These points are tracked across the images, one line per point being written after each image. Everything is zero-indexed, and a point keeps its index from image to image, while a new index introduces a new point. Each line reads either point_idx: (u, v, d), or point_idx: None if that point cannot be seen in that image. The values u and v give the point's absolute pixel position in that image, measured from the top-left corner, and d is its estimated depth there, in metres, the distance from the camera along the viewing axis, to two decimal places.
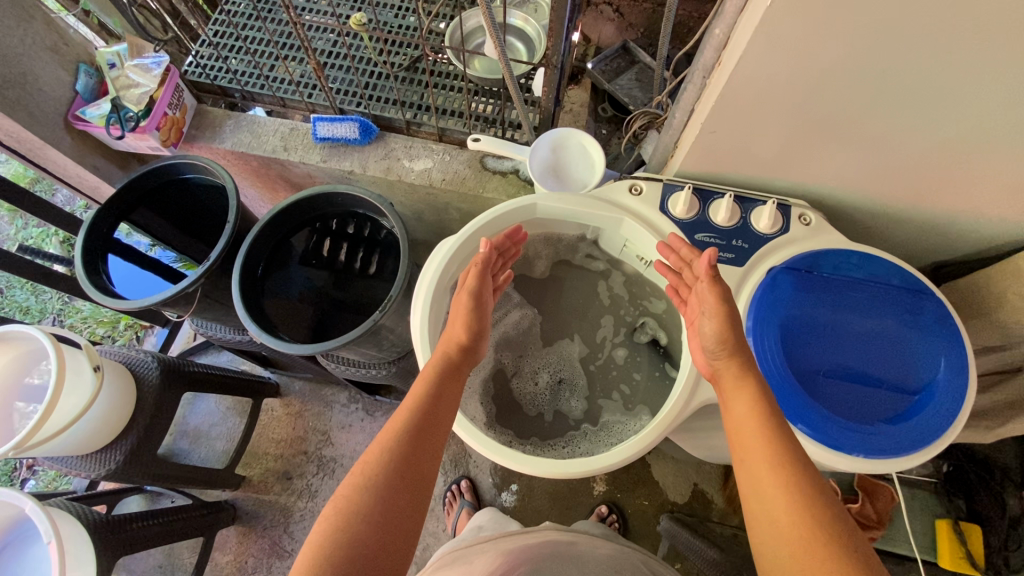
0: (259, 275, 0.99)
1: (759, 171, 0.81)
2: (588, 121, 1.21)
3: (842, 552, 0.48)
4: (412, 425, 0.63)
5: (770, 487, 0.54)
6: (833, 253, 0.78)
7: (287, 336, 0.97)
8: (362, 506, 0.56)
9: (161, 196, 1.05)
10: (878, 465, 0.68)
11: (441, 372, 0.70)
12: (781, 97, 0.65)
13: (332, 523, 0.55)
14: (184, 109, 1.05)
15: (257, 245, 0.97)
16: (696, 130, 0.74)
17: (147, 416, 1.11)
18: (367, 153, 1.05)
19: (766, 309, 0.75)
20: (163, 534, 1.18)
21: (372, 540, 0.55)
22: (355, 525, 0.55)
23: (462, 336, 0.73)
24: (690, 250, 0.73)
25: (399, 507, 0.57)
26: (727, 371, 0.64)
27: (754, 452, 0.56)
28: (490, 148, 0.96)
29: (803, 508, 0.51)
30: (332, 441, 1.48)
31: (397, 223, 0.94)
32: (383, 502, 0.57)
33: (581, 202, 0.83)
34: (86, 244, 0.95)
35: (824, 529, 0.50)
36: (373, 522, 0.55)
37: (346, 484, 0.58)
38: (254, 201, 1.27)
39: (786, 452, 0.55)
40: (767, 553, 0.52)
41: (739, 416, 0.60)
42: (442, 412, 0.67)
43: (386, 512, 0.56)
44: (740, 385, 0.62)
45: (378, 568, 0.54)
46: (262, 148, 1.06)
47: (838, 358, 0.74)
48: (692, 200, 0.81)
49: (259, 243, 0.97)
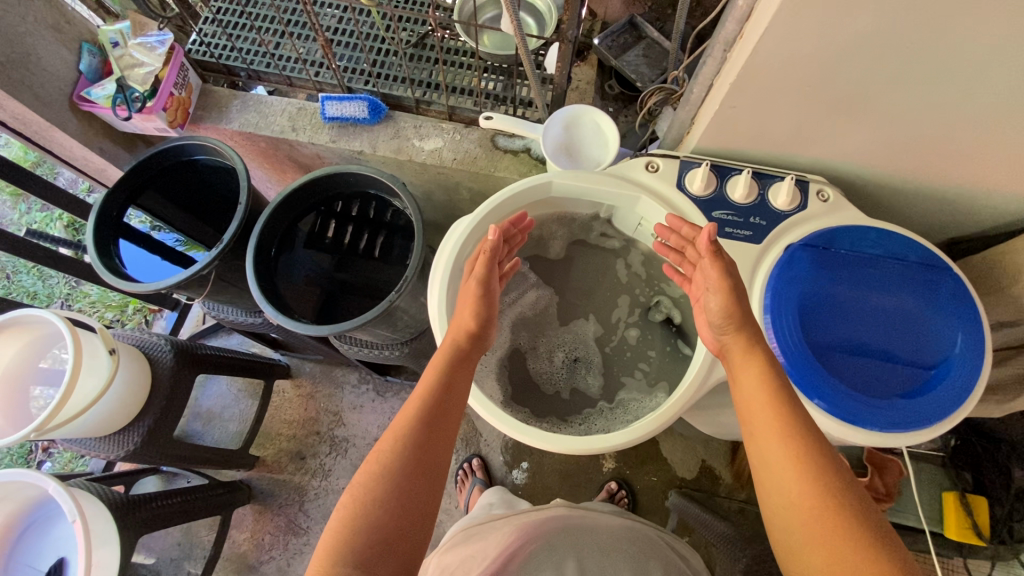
0: (272, 256, 0.99)
1: (780, 147, 0.79)
2: (596, 99, 1.20)
3: (853, 523, 0.49)
4: (423, 413, 0.63)
5: (780, 461, 0.54)
6: (850, 230, 0.77)
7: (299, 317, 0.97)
8: (378, 497, 0.56)
9: (170, 179, 1.04)
10: (887, 439, 0.69)
11: (451, 358, 0.71)
12: (802, 74, 0.64)
13: (350, 512, 0.56)
14: (190, 89, 1.04)
15: (270, 228, 0.96)
16: (717, 105, 0.73)
17: (162, 400, 1.12)
18: (376, 132, 1.04)
19: (784, 286, 0.75)
20: (180, 513, 1.21)
21: (390, 526, 0.55)
22: (373, 512, 0.56)
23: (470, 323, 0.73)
24: (692, 229, 0.73)
25: (415, 494, 0.58)
26: (735, 346, 0.64)
27: (765, 426, 0.57)
28: (504, 126, 0.94)
29: (815, 479, 0.52)
30: (344, 422, 1.50)
31: (411, 204, 0.93)
32: (399, 490, 0.57)
33: (597, 180, 0.82)
34: (97, 228, 0.95)
35: (834, 499, 0.51)
36: (390, 509, 0.56)
37: (360, 473, 0.59)
38: (262, 182, 1.26)
39: (797, 427, 0.55)
40: (779, 526, 0.53)
41: (748, 390, 0.60)
42: (453, 398, 0.67)
43: (402, 500, 0.57)
44: (749, 361, 0.62)
45: (397, 554, 0.55)
46: (270, 128, 1.04)
47: (854, 334, 0.74)
48: (709, 176, 0.79)
49: (271, 225, 0.97)
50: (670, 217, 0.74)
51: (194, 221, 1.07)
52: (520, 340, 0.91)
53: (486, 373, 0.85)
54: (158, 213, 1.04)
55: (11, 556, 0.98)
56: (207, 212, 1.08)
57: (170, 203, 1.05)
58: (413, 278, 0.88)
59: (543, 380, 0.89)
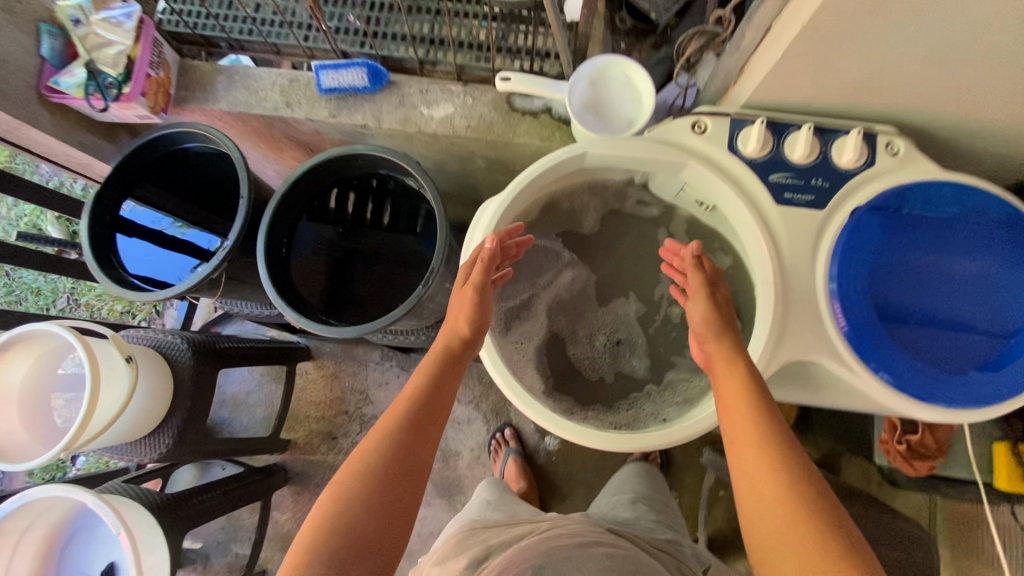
0: (285, 254, 0.92)
1: (847, 98, 0.69)
2: (604, 36, 1.04)
3: (823, 528, 0.49)
4: (410, 418, 0.64)
5: (755, 461, 0.55)
6: (925, 186, 0.69)
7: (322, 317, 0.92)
8: (358, 496, 0.57)
9: (163, 167, 0.95)
10: (962, 415, 0.65)
11: (438, 363, 0.71)
12: (883, 20, 0.54)
13: (331, 509, 0.56)
14: (167, 67, 0.93)
15: (277, 224, 0.89)
16: (779, 54, 0.63)
17: (187, 400, 1.09)
18: (379, 102, 0.93)
19: (850, 255, 0.68)
20: (219, 505, 1.21)
21: (371, 527, 0.56)
22: (354, 511, 0.56)
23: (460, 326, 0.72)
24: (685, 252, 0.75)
25: (396, 497, 0.59)
26: (716, 354, 0.65)
27: (740, 427, 0.58)
28: (523, 88, 0.84)
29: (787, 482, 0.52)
30: (371, 400, 1.48)
31: (428, 184, 0.85)
32: (381, 492, 0.58)
33: (638, 147, 0.73)
34: (92, 229, 0.88)
35: (805, 497, 0.51)
36: (372, 509, 0.57)
37: (341, 473, 0.60)
38: (258, 162, 1.16)
39: (771, 432, 0.56)
40: (754, 525, 0.53)
41: (725, 393, 0.62)
42: (440, 405, 0.68)
43: (384, 502, 0.58)
44: (730, 367, 0.63)
45: (376, 554, 0.55)
46: (262, 105, 0.94)
47: (926, 303, 0.68)
48: (765, 135, 0.70)
49: (278, 221, 0.89)
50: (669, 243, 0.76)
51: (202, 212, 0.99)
52: (555, 324, 0.86)
53: (524, 365, 0.81)
54: (157, 206, 0.96)
55: (62, 565, 0.98)
56: (212, 202, 1.00)
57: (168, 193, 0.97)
58: (439, 269, 0.82)
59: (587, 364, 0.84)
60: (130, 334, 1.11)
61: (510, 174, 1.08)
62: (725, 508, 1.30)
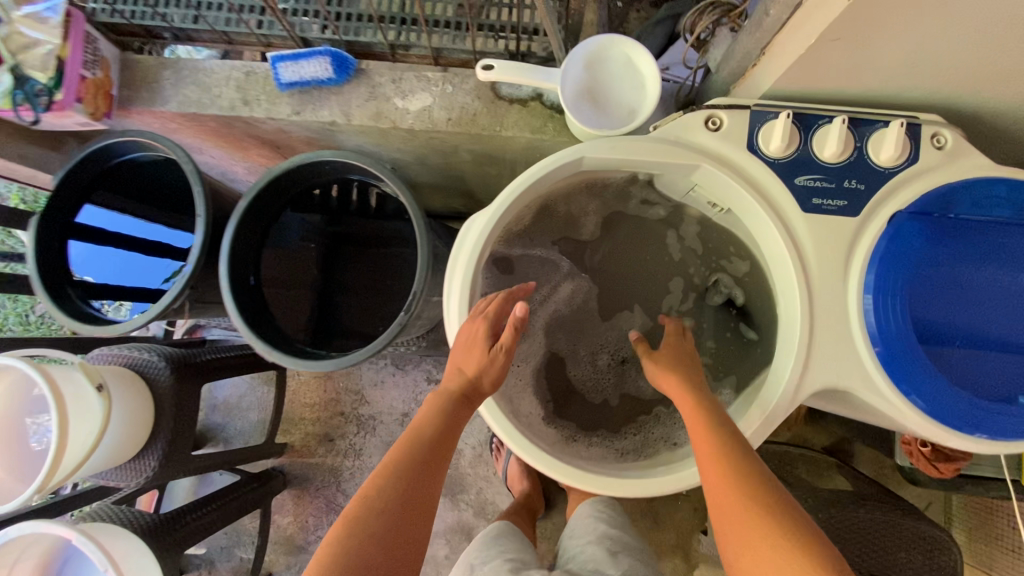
0: (253, 283, 0.83)
1: (889, 84, 0.59)
2: None
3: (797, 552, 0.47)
4: (420, 453, 0.58)
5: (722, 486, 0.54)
6: (973, 186, 0.60)
7: (300, 345, 0.84)
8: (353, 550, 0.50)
9: (117, 175, 0.86)
10: (1007, 446, 0.58)
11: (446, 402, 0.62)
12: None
13: (340, 546, 0.50)
14: (106, 65, 0.82)
15: (243, 249, 0.80)
16: (812, 38, 0.52)
17: (170, 420, 1.04)
18: (347, 95, 0.83)
19: (887, 269, 0.60)
20: (217, 519, 1.17)
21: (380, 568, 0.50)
22: (366, 550, 0.51)
23: (461, 364, 0.64)
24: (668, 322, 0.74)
25: (407, 536, 0.53)
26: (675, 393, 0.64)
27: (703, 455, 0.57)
28: (509, 77, 0.73)
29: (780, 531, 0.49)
30: (367, 400, 1.43)
31: (404, 193, 0.75)
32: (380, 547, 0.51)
33: (643, 149, 0.63)
34: (41, 264, 0.79)
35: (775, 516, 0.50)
36: (383, 548, 0.51)
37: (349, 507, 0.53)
38: (223, 161, 1.05)
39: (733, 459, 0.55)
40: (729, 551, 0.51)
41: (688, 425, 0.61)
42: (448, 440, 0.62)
43: (395, 540, 0.52)
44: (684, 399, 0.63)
45: None
46: (216, 104, 0.84)
47: (972, 322, 0.60)
48: (791, 131, 0.60)
49: (243, 246, 0.80)
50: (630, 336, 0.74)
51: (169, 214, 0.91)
52: (554, 342, 0.79)
53: (519, 392, 0.73)
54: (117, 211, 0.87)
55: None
56: (180, 201, 0.91)
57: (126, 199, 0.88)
58: (423, 290, 0.74)
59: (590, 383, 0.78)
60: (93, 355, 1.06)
61: (500, 167, 0.97)
62: None
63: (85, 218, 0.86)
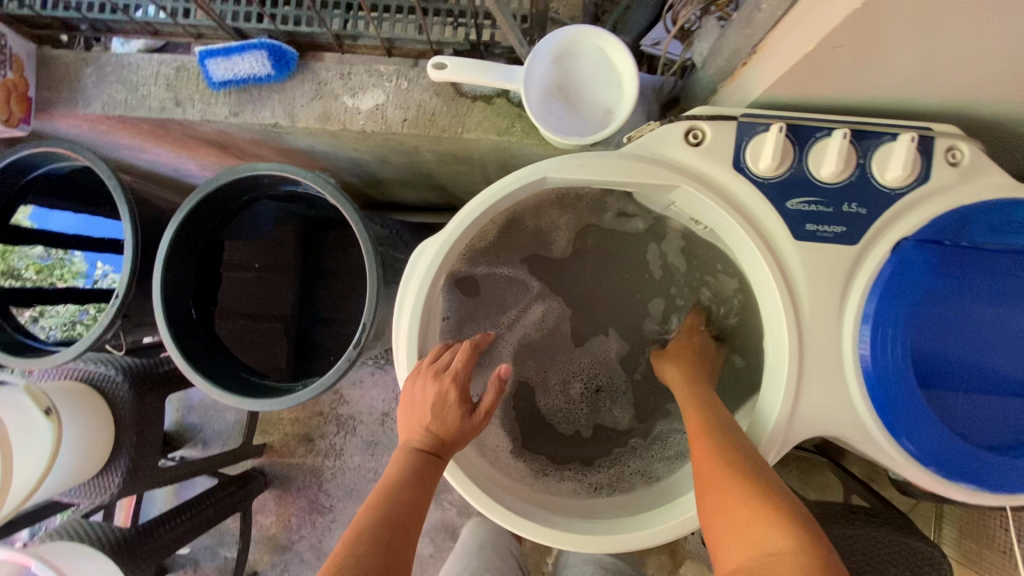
0: (196, 316, 0.77)
1: (900, 90, 0.51)
2: None
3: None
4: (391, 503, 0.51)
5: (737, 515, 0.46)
6: (988, 209, 0.52)
7: (247, 377, 0.78)
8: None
9: (55, 178, 0.79)
10: (1006, 499, 0.53)
11: (419, 458, 0.55)
12: None
13: None
14: (18, 62, 0.73)
15: (179, 280, 0.74)
16: (810, 43, 0.44)
17: (133, 436, 0.98)
18: (291, 93, 0.74)
19: (889, 304, 0.52)
20: (195, 527, 1.14)
21: None
22: None
23: (428, 420, 0.56)
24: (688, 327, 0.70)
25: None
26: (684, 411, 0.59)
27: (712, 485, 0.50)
28: (465, 77, 0.64)
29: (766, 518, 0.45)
30: (346, 400, 1.39)
31: (349, 210, 0.68)
32: None
33: (611, 166, 0.55)
34: None
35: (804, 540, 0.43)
36: None
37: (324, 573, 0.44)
38: (170, 162, 0.96)
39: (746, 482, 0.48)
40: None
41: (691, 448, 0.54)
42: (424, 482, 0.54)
43: None
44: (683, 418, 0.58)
45: None
46: (144, 106, 0.75)
47: (979, 363, 0.53)
48: (783, 146, 0.52)
49: (179, 277, 0.74)
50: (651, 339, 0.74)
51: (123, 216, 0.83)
52: (523, 368, 0.74)
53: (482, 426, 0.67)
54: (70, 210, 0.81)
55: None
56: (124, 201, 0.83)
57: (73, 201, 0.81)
58: (374, 322, 0.68)
59: (563, 412, 0.73)
60: (46, 373, 1.01)
61: (469, 166, 0.89)
62: None
63: (46, 224, 0.80)
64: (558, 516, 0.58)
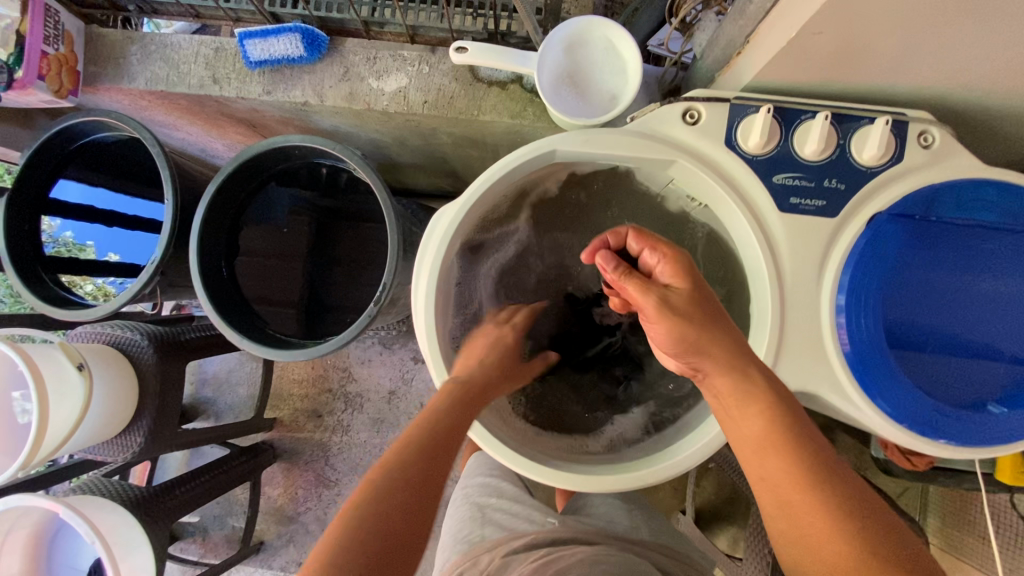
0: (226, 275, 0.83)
1: (876, 78, 0.56)
2: None
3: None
4: (428, 444, 0.54)
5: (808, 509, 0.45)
6: (957, 187, 0.57)
7: (275, 335, 0.84)
8: (357, 518, 0.46)
9: (89, 151, 0.84)
10: (975, 454, 0.57)
11: (456, 405, 0.60)
12: None
13: (348, 525, 0.46)
14: (69, 39, 0.79)
15: (214, 242, 0.80)
16: (793, 30, 0.49)
17: (155, 398, 1.03)
18: (320, 74, 0.80)
19: (864, 271, 0.58)
20: (207, 492, 1.18)
21: (382, 538, 0.46)
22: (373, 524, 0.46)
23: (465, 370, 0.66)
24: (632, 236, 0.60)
25: (416, 514, 0.48)
26: (717, 369, 0.52)
27: (773, 465, 0.47)
28: (483, 61, 0.70)
29: (823, 520, 0.45)
30: (355, 377, 1.45)
31: (374, 178, 0.73)
32: (383, 523, 0.47)
33: (614, 141, 0.61)
34: (14, 255, 0.78)
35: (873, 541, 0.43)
36: (381, 526, 0.46)
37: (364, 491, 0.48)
38: (200, 138, 1.02)
39: (818, 470, 0.46)
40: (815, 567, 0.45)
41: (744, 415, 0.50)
42: (454, 432, 0.57)
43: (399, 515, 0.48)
44: (738, 388, 0.50)
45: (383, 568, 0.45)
46: (184, 82, 0.81)
47: (946, 327, 0.58)
48: (771, 126, 0.58)
49: (213, 240, 0.80)
50: (584, 259, 0.65)
51: (141, 194, 0.90)
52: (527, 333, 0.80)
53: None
54: (99, 185, 0.87)
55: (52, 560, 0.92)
56: (152, 176, 0.89)
57: (101, 175, 0.87)
58: (392, 281, 0.73)
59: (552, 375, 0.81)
60: (73, 335, 1.06)
61: (482, 149, 0.94)
62: (714, 478, 1.22)
63: (66, 197, 0.85)
64: (556, 461, 0.64)
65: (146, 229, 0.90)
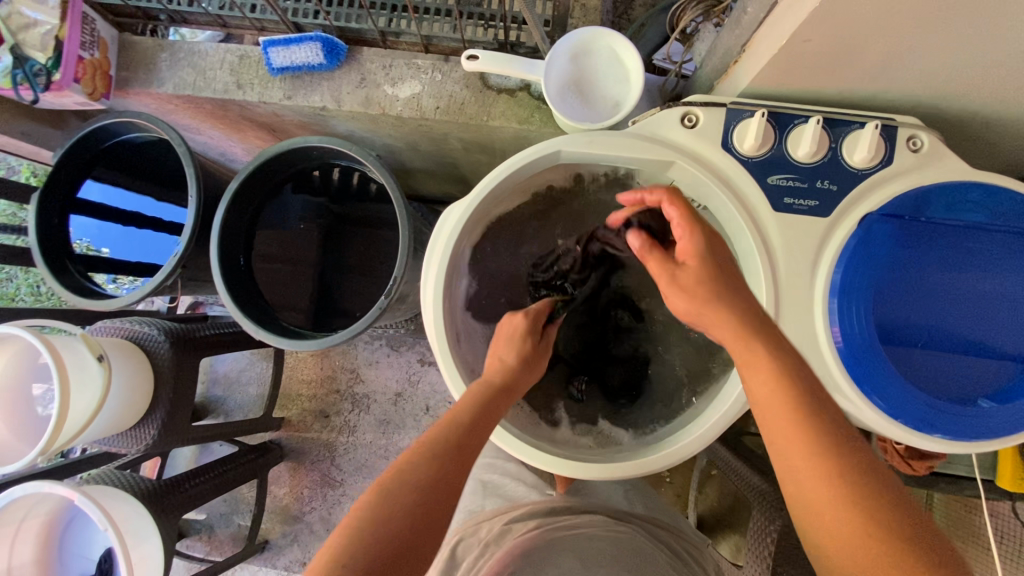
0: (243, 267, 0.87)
1: (866, 84, 0.59)
2: None
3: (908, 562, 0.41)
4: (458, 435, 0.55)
5: (821, 478, 0.45)
6: (945, 190, 0.60)
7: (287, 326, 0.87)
8: (386, 499, 0.48)
9: (118, 154, 0.89)
10: (967, 448, 0.59)
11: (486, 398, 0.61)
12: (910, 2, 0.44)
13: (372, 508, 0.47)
14: (103, 45, 0.84)
15: (233, 236, 0.84)
16: (785, 38, 0.52)
17: (170, 391, 1.06)
18: (338, 81, 0.84)
19: (857, 269, 0.60)
20: (216, 487, 1.20)
21: (408, 524, 0.47)
22: (399, 509, 0.47)
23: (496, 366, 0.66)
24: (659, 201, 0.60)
25: (441, 502, 0.49)
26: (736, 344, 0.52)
27: (788, 435, 0.47)
28: (492, 68, 0.73)
29: (836, 491, 0.44)
30: (362, 379, 1.47)
31: (387, 177, 0.77)
32: (411, 508, 0.48)
33: (617, 143, 0.64)
34: (43, 247, 0.82)
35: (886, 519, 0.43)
36: (408, 511, 0.47)
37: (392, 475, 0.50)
38: (220, 142, 1.06)
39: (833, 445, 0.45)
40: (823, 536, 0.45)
41: (761, 381, 0.49)
42: (483, 427, 0.58)
43: (427, 502, 0.49)
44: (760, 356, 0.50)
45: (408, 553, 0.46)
46: (209, 87, 0.85)
47: (937, 324, 0.60)
48: (765, 129, 0.61)
49: (232, 234, 0.83)
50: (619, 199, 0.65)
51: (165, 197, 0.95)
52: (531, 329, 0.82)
53: (479, 365, 0.74)
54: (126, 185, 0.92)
55: (62, 552, 0.93)
56: (175, 177, 0.94)
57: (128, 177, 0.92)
58: (403, 275, 0.76)
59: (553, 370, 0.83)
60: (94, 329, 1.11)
61: (490, 154, 0.98)
62: (716, 483, 1.23)
63: (93, 197, 0.90)
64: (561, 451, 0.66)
65: (169, 230, 0.95)
